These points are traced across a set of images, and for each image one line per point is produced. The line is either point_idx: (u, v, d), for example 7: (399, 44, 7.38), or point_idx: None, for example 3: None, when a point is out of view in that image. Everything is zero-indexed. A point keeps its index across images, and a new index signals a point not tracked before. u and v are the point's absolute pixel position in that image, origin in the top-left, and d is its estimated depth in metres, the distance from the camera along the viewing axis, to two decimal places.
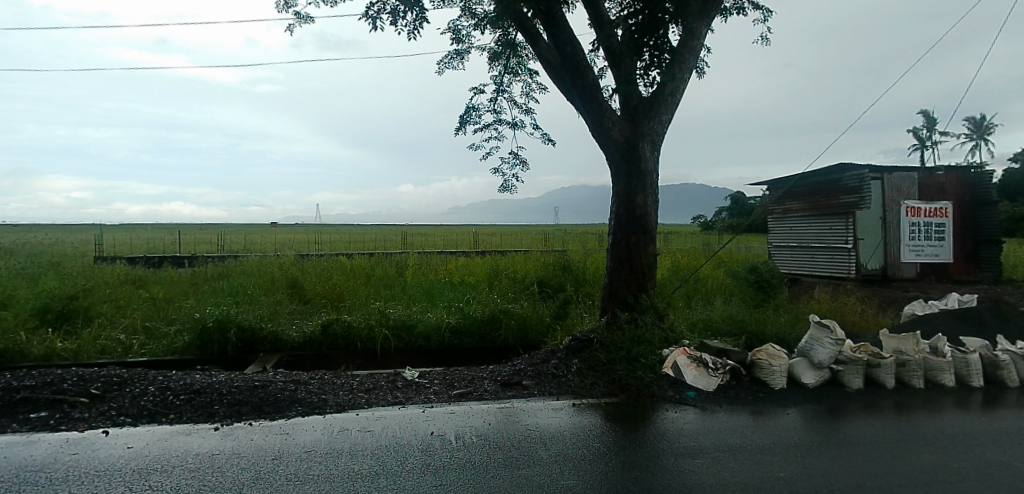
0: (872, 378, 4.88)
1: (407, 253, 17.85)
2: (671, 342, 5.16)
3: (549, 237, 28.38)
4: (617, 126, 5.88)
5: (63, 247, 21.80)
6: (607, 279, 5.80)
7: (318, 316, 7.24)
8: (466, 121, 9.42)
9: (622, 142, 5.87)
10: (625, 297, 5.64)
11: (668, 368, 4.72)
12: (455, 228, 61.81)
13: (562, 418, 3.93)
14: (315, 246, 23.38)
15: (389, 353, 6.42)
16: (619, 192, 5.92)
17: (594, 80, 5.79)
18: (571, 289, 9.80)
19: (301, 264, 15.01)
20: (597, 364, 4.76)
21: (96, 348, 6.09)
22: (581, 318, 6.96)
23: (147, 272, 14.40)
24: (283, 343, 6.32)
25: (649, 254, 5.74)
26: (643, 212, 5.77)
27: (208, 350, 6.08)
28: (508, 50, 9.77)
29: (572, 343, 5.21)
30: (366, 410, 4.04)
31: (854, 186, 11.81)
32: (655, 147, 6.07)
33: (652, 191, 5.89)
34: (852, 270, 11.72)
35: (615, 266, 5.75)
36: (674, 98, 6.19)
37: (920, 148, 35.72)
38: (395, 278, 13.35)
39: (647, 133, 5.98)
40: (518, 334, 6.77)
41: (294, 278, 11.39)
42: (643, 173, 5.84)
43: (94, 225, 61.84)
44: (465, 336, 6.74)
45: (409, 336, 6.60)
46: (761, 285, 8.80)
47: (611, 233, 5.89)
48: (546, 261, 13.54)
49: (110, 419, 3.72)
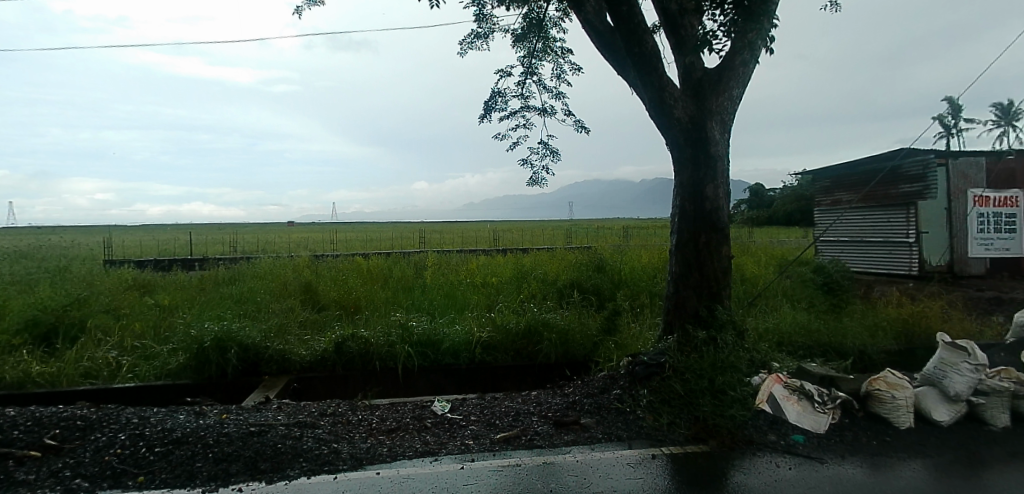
0: (1020, 412, 3.87)
1: (424, 253, 17.04)
2: (758, 366, 4.22)
3: (569, 233, 27.48)
4: (679, 103, 4.93)
5: (78, 249, 21.62)
6: (672, 287, 4.84)
7: (333, 331, 6.39)
8: (490, 110, 8.52)
9: (686, 122, 4.91)
10: (694, 309, 4.66)
11: (764, 403, 3.80)
12: (469, 225, 61.33)
13: (642, 479, 2.99)
14: (329, 246, 22.75)
15: (413, 374, 5.56)
16: (684, 182, 4.96)
17: (654, 48, 4.80)
18: (609, 292, 8.85)
19: (315, 266, 14.25)
20: (673, 398, 3.83)
21: (78, 371, 5.31)
22: (632, 330, 6.02)
23: (156, 276, 13.80)
24: (291, 363, 5.45)
25: (724, 258, 4.75)
26: (715, 206, 4.79)
27: (206, 372, 5.27)
28: (534, 31, 8.82)
29: (634, 367, 4.25)
30: (388, 466, 3.14)
31: (916, 173, 10.60)
32: (725, 128, 5.09)
33: (724, 180, 4.92)
34: (914, 268, 10.59)
35: (682, 273, 4.78)
36: (746, 69, 5.21)
37: (948, 135, 34.00)
38: (414, 280, 12.51)
39: (716, 111, 5.01)
40: (560, 349, 5.80)
41: (306, 283, 10.59)
42: (713, 159, 4.87)
43: (116, 226, 62.49)
44: (498, 352, 5.87)
45: (435, 354, 5.73)
46: (829, 287, 7.74)
47: (676, 231, 4.93)
48: (575, 260, 12.59)
49: (60, 484, 2.88)
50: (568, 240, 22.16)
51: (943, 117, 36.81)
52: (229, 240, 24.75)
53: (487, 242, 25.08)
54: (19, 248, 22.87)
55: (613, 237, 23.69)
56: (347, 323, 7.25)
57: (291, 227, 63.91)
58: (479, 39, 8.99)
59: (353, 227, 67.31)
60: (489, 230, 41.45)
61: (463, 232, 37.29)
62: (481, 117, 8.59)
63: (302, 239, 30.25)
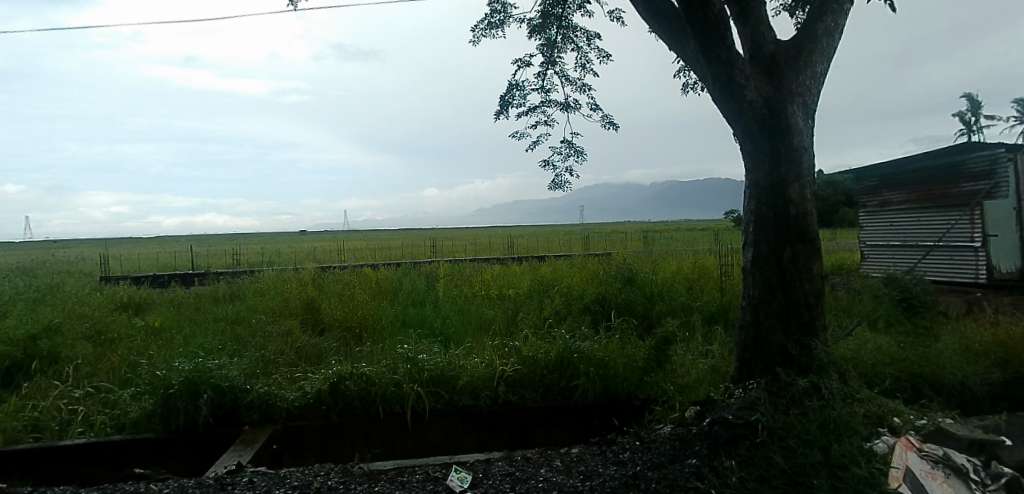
0: None
1: (435, 262, 16.04)
2: (877, 426, 3.19)
3: (584, 239, 26.45)
4: (752, 82, 3.95)
5: (78, 264, 21.05)
6: (747, 314, 3.84)
7: (328, 365, 5.42)
8: (507, 105, 7.59)
9: (761, 106, 3.93)
10: (780, 345, 3.65)
11: (898, 483, 2.72)
12: (480, 231, 60.45)
13: None
14: (337, 256, 21.92)
15: (424, 420, 4.60)
16: (758, 182, 3.97)
17: (721, 13, 3.87)
18: (642, 309, 7.82)
19: (319, 280, 13.36)
20: (775, 476, 2.81)
21: (21, 424, 4.39)
22: (683, 363, 4.99)
23: (154, 293, 12.99)
24: (275, 410, 4.47)
25: (816, 278, 3.75)
26: (801, 210, 3.80)
27: (171, 423, 4.30)
28: (552, 18, 7.83)
29: (713, 426, 3.23)
30: None
31: (981, 170, 9.25)
32: (808, 114, 4.10)
33: (811, 180, 3.94)
34: (982, 275, 9.25)
35: (762, 298, 3.77)
36: (830, 41, 4.23)
37: (969, 129, 32.71)
38: (424, 294, 11.53)
39: (797, 92, 4.03)
40: (600, 385, 4.78)
41: (307, 301, 9.69)
42: (796, 152, 3.89)
43: (128, 238, 62.55)
44: (525, 389, 4.90)
45: (450, 393, 4.77)
46: (908, 303, 6.56)
47: (750, 243, 3.93)
48: (598, 270, 11.57)
49: None
50: (587, 245, 21.07)
51: (963, 115, 35.46)
52: (239, 252, 24.03)
53: (501, 249, 24.03)
54: (23, 262, 22.43)
55: (632, 243, 22.52)
56: (345, 354, 6.30)
57: (301, 237, 63.54)
58: (494, 27, 8.04)
59: (364, 235, 66.79)
60: (500, 236, 40.49)
61: (474, 239, 36.41)
62: (496, 114, 7.67)
63: (313, 248, 29.51)
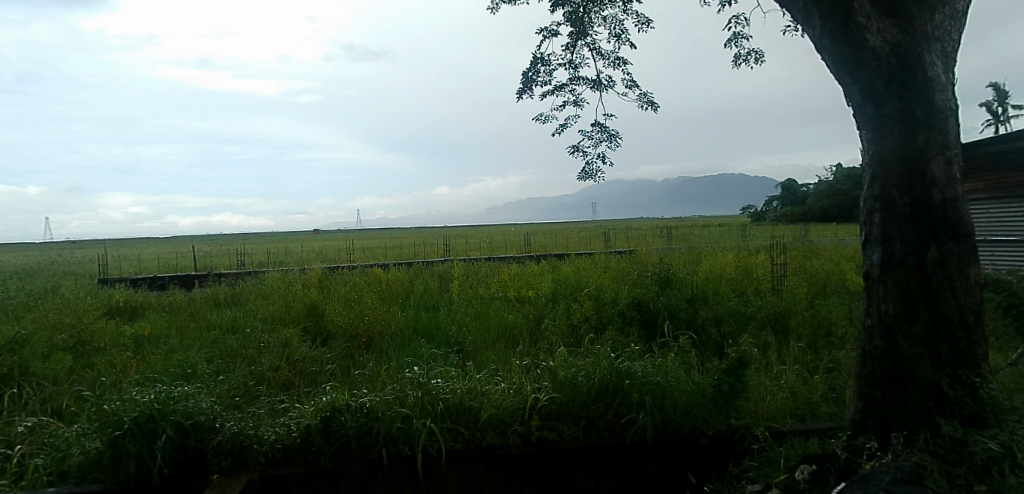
0: None
1: (449, 262, 15.14)
2: None
3: (603, 237, 25.41)
4: (873, 25, 2.96)
5: (84, 264, 20.56)
6: (877, 338, 2.85)
7: (321, 393, 4.51)
8: (530, 83, 6.63)
9: (886, 56, 2.93)
10: (927, 383, 2.67)
11: None
12: (492, 230, 59.57)
13: None
14: (347, 256, 21.14)
15: (438, 466, 3.66)
16: (885, 161, 2.95)
17: None
18: (686, 315, 6.82)
19: (326, 282, 12.53)
20: None
21: None
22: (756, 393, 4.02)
23: (152, 297, 12.25)
24: (252, 454, 3.57)
25: (974, 289, 2.73)
26: (951, 196, 2.78)
27: (120, 473, 3.41)
28: None
29: None
30: None
31: None
32: (947, 66, 3.06)
33: (957, 154, 2.90)
34: None
35: (901, 317, 2.76)
36: None
37: (1004, 118, 31.00)
38: (438, 297, 10.61)
39: (934, 35, 3.00)
40: (658, 420, 3.82)
41: (311, 304, 8.85)
42: (939, 117, 2.86)
43: (143, 239, 62.80)
44: (562, 423, 3.96)
45: (470, 430, 3.84)
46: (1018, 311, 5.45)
47: (877, 241, 2.92)
48: (626, 269, 10.58)
49: None
50: (608, 242, 20.08)
51: (995, 102, 33.73)
52: (248, 251, 23.35)
53: (517, 246, 23.08)
54: (31, 263, 22.08)
55: (656, 240, 21.45)
56: (344, 376, 5.37)
57: (313, 236, 63.20)
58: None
59: (375, 234, 66.32)
60: (514, 234, 39.49)
61: (488, 238, 35.51)
62: (518, 92, 6.71)
63: (324, 247, 28.76)
